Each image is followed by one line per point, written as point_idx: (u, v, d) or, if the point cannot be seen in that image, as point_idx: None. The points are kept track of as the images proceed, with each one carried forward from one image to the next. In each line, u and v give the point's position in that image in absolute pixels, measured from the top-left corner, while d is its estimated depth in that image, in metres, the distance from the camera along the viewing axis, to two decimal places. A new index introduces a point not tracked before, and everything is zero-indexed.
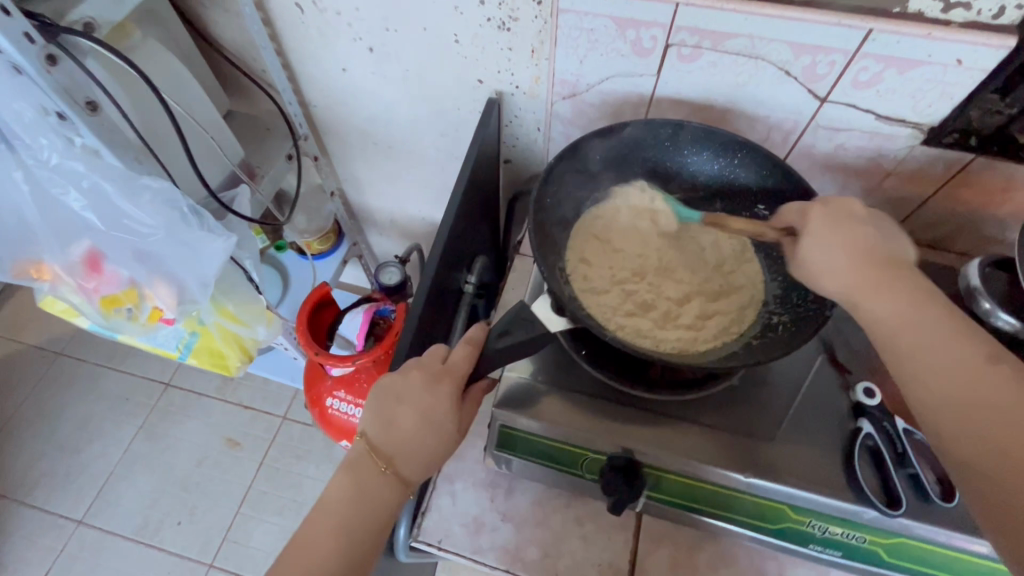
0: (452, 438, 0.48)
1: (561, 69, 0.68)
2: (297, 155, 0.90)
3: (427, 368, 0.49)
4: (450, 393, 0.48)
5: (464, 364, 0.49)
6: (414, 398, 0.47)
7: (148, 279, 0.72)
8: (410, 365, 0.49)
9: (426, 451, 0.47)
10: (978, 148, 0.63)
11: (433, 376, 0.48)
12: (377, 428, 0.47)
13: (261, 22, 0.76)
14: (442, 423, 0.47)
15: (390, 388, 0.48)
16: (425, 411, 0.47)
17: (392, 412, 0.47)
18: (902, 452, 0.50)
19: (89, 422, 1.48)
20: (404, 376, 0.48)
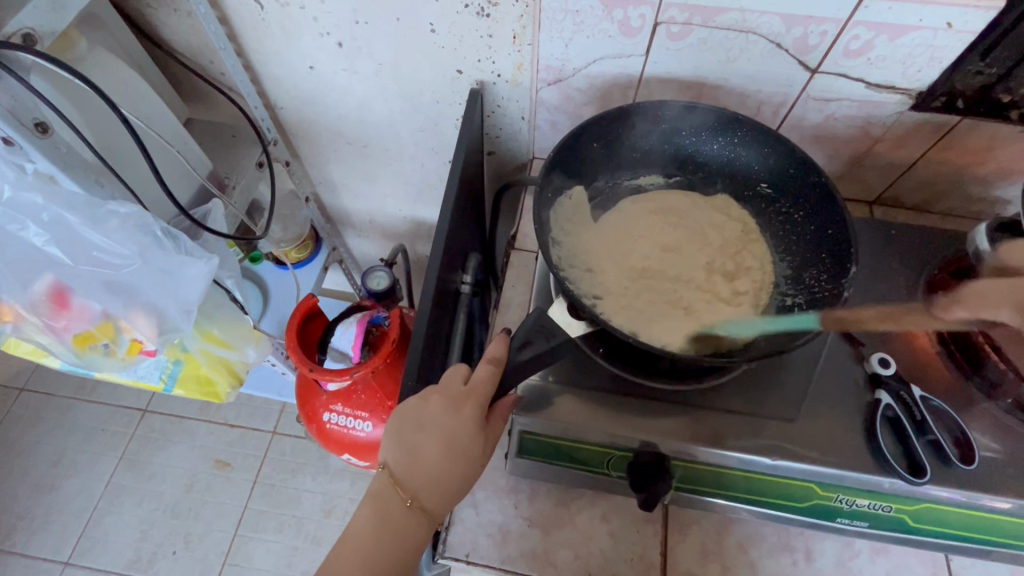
0: (478, 465, 0.46)
1: (546, 55, 0.65)
2: (269, 161, 0.85)
3: (447, 391, 0.46)
4: (472, 417, 0.45)
5: (486, 385, 0.46)
6: (436, 425, 0.45)
7: (124, 311, 0.66)
8: (429, 389, 0.47)
9: (451, 481, 0.45)
10: (965, 110, 0.63)
11: (454, 401, 0.46)
12: (399, 458, 0.45)
13: (218, 21, 0.70)
14: (467, 450, 0.45)
15: (410, 415, 0.46)
16: (448, 439, 0.44)
17: (413, 441, 0.45)
18: (921, 420, 0.50)
19: (64, 458, 1.40)
20: (423, 401, 0.46)
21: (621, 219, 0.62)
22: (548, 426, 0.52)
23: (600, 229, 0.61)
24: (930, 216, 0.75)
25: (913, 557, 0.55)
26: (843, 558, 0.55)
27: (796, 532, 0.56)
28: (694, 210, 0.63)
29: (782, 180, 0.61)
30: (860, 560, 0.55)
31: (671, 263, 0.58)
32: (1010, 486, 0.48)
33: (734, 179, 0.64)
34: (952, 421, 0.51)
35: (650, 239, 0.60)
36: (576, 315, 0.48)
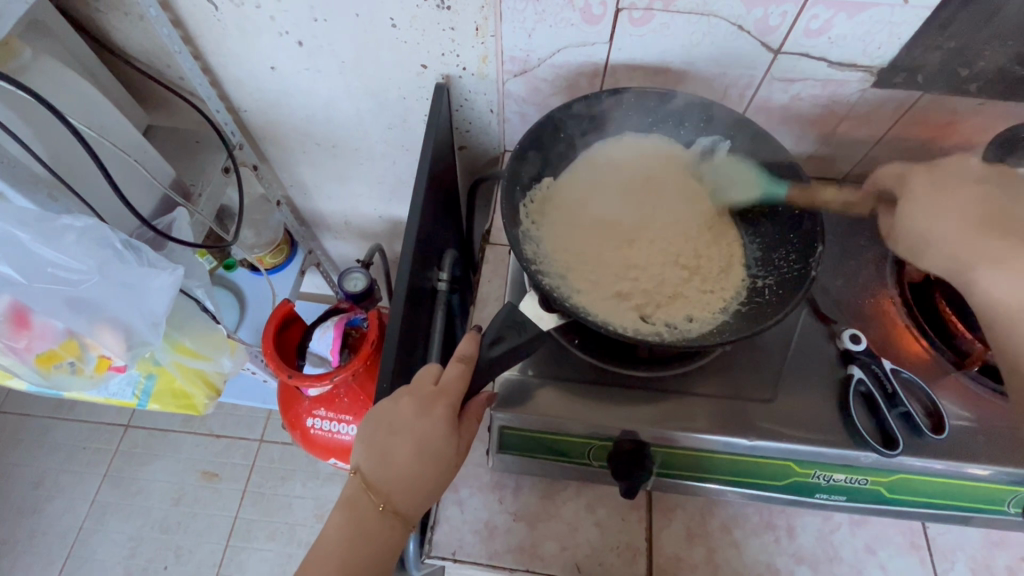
0: (451, 465, 0.45)
1: (510, 45, 0.64)
2: (235, 166, 0.83)
3: (417, 393, 0.46)
4: (445, 417, 0.45)
5: (457, 385, 0.45)
6: (407, 428, 0.44)
7: (88, 328, 0.64)
8: (399, 391, 0.46)
9: (424, 484, 0.44)
10: (925, 85, 0.64)
11: (426, 402, 0.45)
12: (370, 462, 0.44)
13: (171, 24, 0.68)
14: (439, 452, 0.44)
15: (381, 418, 0.45)
16: (419, 441, 0.44)
17: (384, 445, 0.44)
18: (892, 392, 0.51)
19: (46, 479, 1.37)
20: (394, 404, 0.46)
21: (591, 206, 0.62)
22: (527, 420, 0.52)
23: (570, 217, 0.61)
24: None
25: (891, 527, 0.56)
26: (824, 532, 0.56)
27: (778, 510, 0.57)
28: (663, 196, 0.63)
29: (748, 163, 0.61)
30: (840, 533, 0.56)
31: (641, 249, 0.58)
32: (979, 453, 0.50)
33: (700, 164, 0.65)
34: (921, 391, 0.52)
35: (620, 225, 0.60)
36: (548, 307, 0.48)
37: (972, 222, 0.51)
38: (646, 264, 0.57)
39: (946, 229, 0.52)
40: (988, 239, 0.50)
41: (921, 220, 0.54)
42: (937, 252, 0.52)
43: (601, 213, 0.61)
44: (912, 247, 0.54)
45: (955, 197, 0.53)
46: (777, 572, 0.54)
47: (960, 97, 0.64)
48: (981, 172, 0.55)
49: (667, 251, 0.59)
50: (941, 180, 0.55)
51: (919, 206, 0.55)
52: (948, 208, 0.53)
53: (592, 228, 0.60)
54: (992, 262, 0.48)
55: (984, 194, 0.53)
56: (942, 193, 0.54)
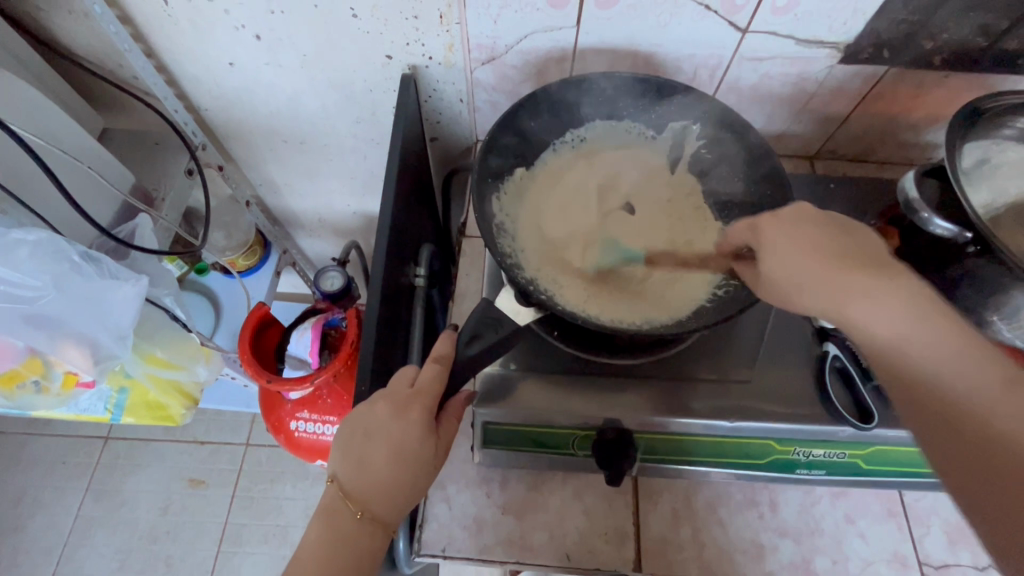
0: (430, 467, 0.45)
1: (475, 33, 0.63)
2: (199, 168, 0.80)
3: (392, 396, 0.45)
4: (421, 419, 0.44)
5: (433, 386, 0.45)
6: (384, 433, 0.44)
7: (50, 346, 0.61)
8: (376, 395, 0.46)
9: (403, 488, 0.44)
10: (891, 59, 0.64)
11: (402, 404, 0.45)
12: (347, 470, 0.44)
13: (119, 21, 0.65)
14: (418, 454, 0.44)
15: (358, 423, 0.45)
16: (397, 445, 0.43)
17: (361, 451, 0.44)
18: (865, 366, 0.52)
19: (25, 496, 1.33)
20: (369, 409, 0.45)
21: (562, 199, 0.62)
22: (510, 414, 0.52)
23: (542, 210, 0.61)
24: (868, 165, 0.77)
25: (870, 496, 0.58)
26: (806, 506, 0.57)
27: (761, 487, 0.58)
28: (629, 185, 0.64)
29: (720, 148, 0.61)
30: (821, 505, 0.57)
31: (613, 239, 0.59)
32: None
33: (672, 149, 0.64)
34: None
35: (592, 216, 0.60)
36: (524, 302, 0.47)
37: (831, 264, 0.42)
38: (618, 253, 0.58)
39: (809, 272, 0.43)
40: (857, 278, 0.41)
41: (777, 262, 0.45)
42: (780, 286, 0.45)
43: (572, 202, 0.62)
44: (769, 293, 0.47)
45: (822, 244, 0.44)
46: (762, 548, 0.55)
47: (925, 71, 0.64)
48: (816, 219, 0.46)
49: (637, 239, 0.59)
50: (788, 219, 0.46)
51: (767, 252, 0.46)
52: (802, 247, 0.44)
53: (563, 218, 0.60)
54: (869, 299, 0.40)
55: (819, 239, 0.44)
56: (794, 232, 0.45)
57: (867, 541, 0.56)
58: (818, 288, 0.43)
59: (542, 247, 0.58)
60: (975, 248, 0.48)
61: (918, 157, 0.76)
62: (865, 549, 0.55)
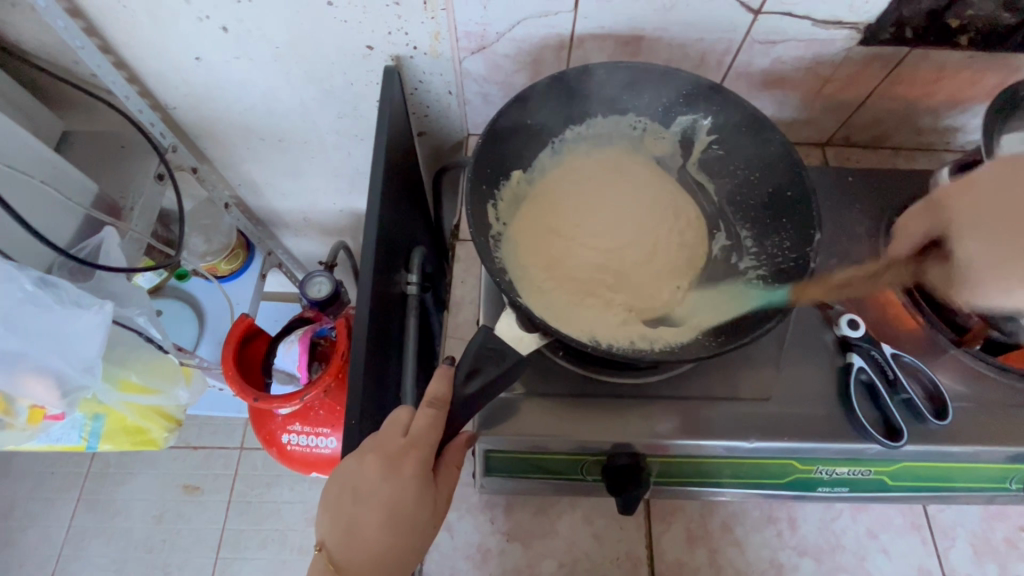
0: (427, 525, 0.42)
1: (463, 20, 0.57)
2: (170, 173, 0.74)
3: (383, 450, 0.42)
4: (414, 476, 0.41)
5: (428, 435, 0.42)
6: (374, 494, 0.41)
7: (9, 382, 0.56)
8: (364, 448, 0.42)
9: (397, 552, 0.41)
10: (914, 40, 0.59)
11: (391, 461, 0.41)
12: (335, 535, 0.42)
13: (67, 15, 0.59)
14: (411, 515, 0.41)
15: (346, 481, 0.42)
16: (388, 506, 0.40)
17: (351, 513, 0.41)
18: (893, 379, 0.49)
19: (16, 508, 1.30)
20: (359, 464, 0.42)
21: (552, 203, 0.57)
22: (512, 442, 0.48)
23: (532, 214, 0.56)
24: (883, 151, 0.73)
25: (892, 509, 0.55)
26: (826, 522, 0.54)
27: (778, 503, 0.55)
28: (617, 186, 0.59)
29: (734, 142, 0.56)
30: (842, 520, 0.55)
31: (603, 246, 0.54)
32: (981, 433, 0.48)
33: (682, 142, 0.60)
34: (923, 374, 0.50)
35: (581, 221, 0.56)
36: (529, 329, 0.42)
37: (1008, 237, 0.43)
38: (609, 262, 0.54)
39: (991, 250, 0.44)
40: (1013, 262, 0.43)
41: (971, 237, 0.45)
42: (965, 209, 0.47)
43: (575, 205, 0.57)
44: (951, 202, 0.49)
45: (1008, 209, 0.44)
46: (781, 568, 0.53)
47: (949, 52, 0.60)
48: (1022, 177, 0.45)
49: (630, 247, 0.55)
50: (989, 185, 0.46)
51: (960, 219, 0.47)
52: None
53: (565, 223, 0.56)
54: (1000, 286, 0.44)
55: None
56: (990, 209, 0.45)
57: (890, 557, 0.53)
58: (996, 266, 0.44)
59: (546, 258, 0.53)
60: None
61: (936, 141, 0.72)
62: (888, 566, 0.53)
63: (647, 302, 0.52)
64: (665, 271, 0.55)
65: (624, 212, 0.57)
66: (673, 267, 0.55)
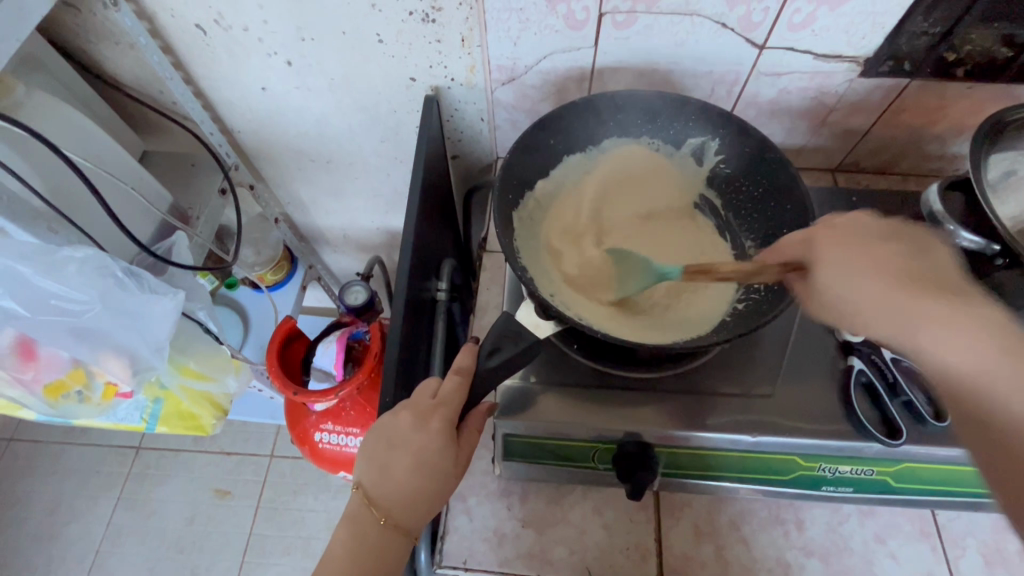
0: (450, 477, 0.47)
1: (496, 55, 0.65)
2: (231, 188, 0.83)
3: (415, 407, 0.47)
4: (441, 431, 0.46)
5: (455, 397, 0.47)
6: (406, 443, 0.46)
7: (93, 356, 0.66)
8: (399, 405, 0.48)
9: (423, 498, 0.45)
10: (912, 72, 0.63)
11: (423, 415, 0.47)
12: (371, 477, 0.46)
13: (161, 51, 0.69)
14: (438, 465, 0.46)
15: (382, 431, 0.47)
16: (417, 455, 0.45)
17: (384, 460, 0.46)
18: (893, 382, 0.52)
19: (62, 503, 1.37)
20: (393, 419, 0.47)
21: (590, 209, 0.63)
22: (530, 428, 0.52)
23: (565, 221, 0.63)
24: (892, 177, 0.76)
25: (900, 516, 0.56)
26: (833, 524, 0.56)
27: (786, 504, 0.57)
28: (634, 204, 0.65)
29: (740, 162, 0.61)
30: (849, 524, 0.56)
31: None
32: None
33: (688, 163, 0.66)
34: None
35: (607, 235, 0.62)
36: (544, 316, 0.47)
37: (903, 281, 0.39)
38: (626, 273, 0.59)
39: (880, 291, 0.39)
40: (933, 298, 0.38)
41: (835, 272, 0.42)
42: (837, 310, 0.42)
43: (592, 220, 0.63)
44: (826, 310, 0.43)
45: (883, 259, 0.41)
46: (788, 568, 0.54)
47: (947, 83, 0.64)
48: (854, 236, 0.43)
49: (636, 261, 0.60)
50: (843, 229, 0.44)
51: (823, 266, 0.43)
52: (867, 251, 0.41)
53: (581, 238, 0.62)
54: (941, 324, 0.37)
55: (892, 254, 0.41)
56: (854, 247, 0.42)
57: (898, 562, 0.54)
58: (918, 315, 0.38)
59: (563, 266, 0.59)
60: (1003, 259, 0.49)
61: (945, 168, 0.75)
62: (896, 570, 0.54)
63: (657, 307, 0.57)
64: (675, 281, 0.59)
65: (636, 230, 0.63)
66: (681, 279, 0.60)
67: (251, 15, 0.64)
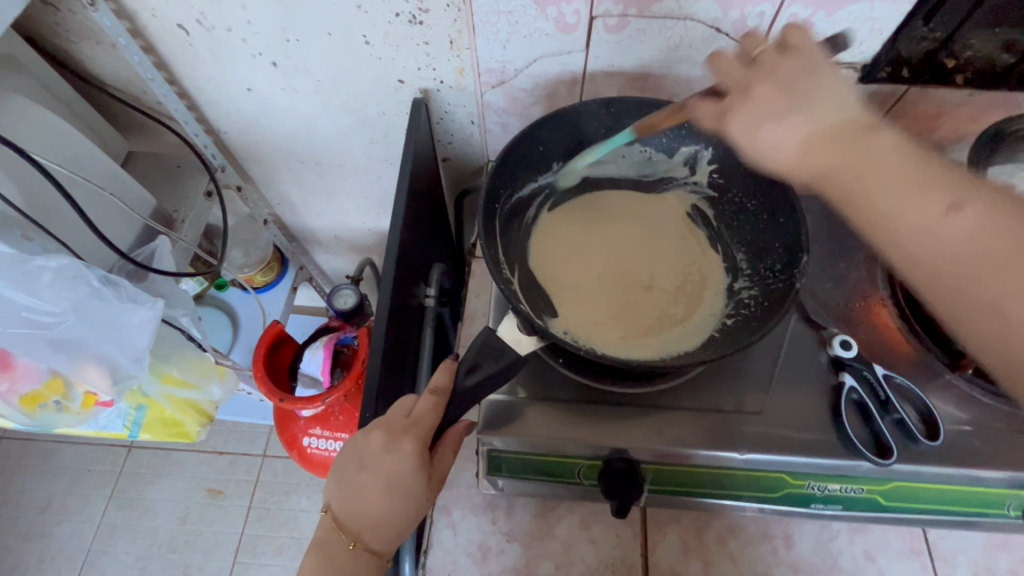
0: (423, 499, 0.46)
1: (485, 58, 0.63)
2: (217, 189, 0.82)
3: (387, 426, 0.46)
4: (412, 453, 0.45)
5: (429, 417, 0.46)
6: (375, 464, 0.45)
7: (71, 367, 0.65)
8: (371, 425, 0.47)
9: (392, 519, 0.45)
10: (910, 79, 0.62)
11: (394, 435, 0.45)
12: (341, 499, 0.46)
13: (143, 51, 0.68)
14: (409, 488, 0.45)
15: (352, 453, 0.46)
16: (386, 479, 0.44)
17: (354, 480, 0.45)
18: (885, 400, 0.50)
19: (54, 502, 1.37)
20: (364, 439, 0.46)
21: (579, 227, 0.62)
22: (514, 443, 0.51)
23: (554, 237, 0.61)
24: None
25: (890, 532, 0.55)
26: (822, 540, 0.55)
27: (775, 520, 0.56)
28: (628, 214, 0.63)
29: (733, 172, 0.60)
30: (838, 540, 0.55)
31: (620, 275, 0.58)
32: (975, 457, 0.49)
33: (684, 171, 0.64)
34: (916, 397, 0.51)
35: (608, 246, 0.60)
36: (528, 331, 0.46)
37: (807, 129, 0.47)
38: (627, 283, 0.57)
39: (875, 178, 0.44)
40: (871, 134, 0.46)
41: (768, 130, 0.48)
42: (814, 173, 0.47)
43: (584, 231, 0.61)
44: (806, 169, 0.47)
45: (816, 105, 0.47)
46: None
47: (947, 90, 0.62)
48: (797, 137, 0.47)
49: (630, 273, 0.58)
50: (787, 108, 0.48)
51: (739, 137, 0.50)
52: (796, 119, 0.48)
53: (572, 249, 0.60)
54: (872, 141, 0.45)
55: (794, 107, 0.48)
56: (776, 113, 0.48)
57: None
58: (890, 191, 0.43)
59: (551, 276, 0.57)
60: None
61: None
62: None
63: (660, 321, 0.55)
64: (671, 292, 0.57)
65: (631, 238, 0.61)
66: (678, 292, 0.57)
67: (234, 15, 0.62)
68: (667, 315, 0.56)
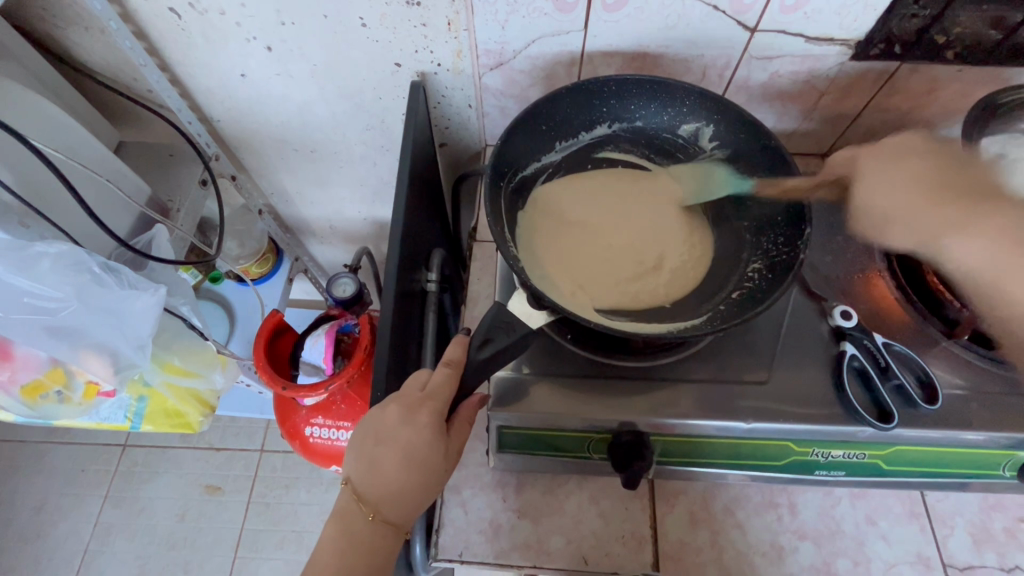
0: (440, 472, 0.46)
1: (483, 39, 0.63)
2: (213, 178, 0.81)
3: (404, 400, 0.47)
4: (430, 424, 0.45)
5: (444, 389, 0.46)
6: (392, 437, 0.45)
7: (73, 356, 0.65)
8: (388, 399, 0.47)
9: (411, 492, 0.45)
10: (903, 55, 0.63)
11: (411, 408, 0.46)
12: (359, 472, 0.46)
13: (134, 36, 0.66)
14: (426, 459, 0.45)
15: (370, 426, 0.46)
16: (405, 450, 0.45)
17: (372, 454, 0.45)
18: (885, 366, 0.52)
19: (48, 503, 1.35)
20: (381, 412, 0.47)
21: (582, 202, 0.62)
22: (522, 419, 0.52)
23: (555, 212, 0.61)
24: None
25: (890, 497, 0.57)
26: (825, 507, 0.56)
27: (779, 489, 0.57)
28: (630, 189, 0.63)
29: (734, 147, 0.62)
30: (841, 507, 0.57)
31: (625, 250, 0.58)
32: (973, 420, 0.50)
33: (684, 150, 0.65)
34: (915, 363, 0.52)
35: (606, 224, 0.60)
36: (537, 304, 0.47)
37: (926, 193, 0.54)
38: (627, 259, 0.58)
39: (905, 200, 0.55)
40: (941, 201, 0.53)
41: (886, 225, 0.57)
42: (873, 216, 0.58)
43: (586, 207, 0.61)
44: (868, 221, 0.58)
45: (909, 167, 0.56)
46: (782, 551, 0.55)
47: (938, 66, 0.63)
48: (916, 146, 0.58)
49: (635, 247, 0.59)
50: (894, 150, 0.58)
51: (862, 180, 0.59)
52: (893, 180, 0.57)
53: (575, 224, 0.60)
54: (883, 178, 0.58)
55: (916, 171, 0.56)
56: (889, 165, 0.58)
57: (889, 544, 0.55)
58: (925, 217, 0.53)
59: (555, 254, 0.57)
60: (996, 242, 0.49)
61: None
62: (887, 552, 0.54)
63: (665, 293, 0.56)
64: (677, 265, 0.58)
65: (635, 214, 0.61)
66: (683, 265, 0.58)
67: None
68: (672, 287, 0.57)
